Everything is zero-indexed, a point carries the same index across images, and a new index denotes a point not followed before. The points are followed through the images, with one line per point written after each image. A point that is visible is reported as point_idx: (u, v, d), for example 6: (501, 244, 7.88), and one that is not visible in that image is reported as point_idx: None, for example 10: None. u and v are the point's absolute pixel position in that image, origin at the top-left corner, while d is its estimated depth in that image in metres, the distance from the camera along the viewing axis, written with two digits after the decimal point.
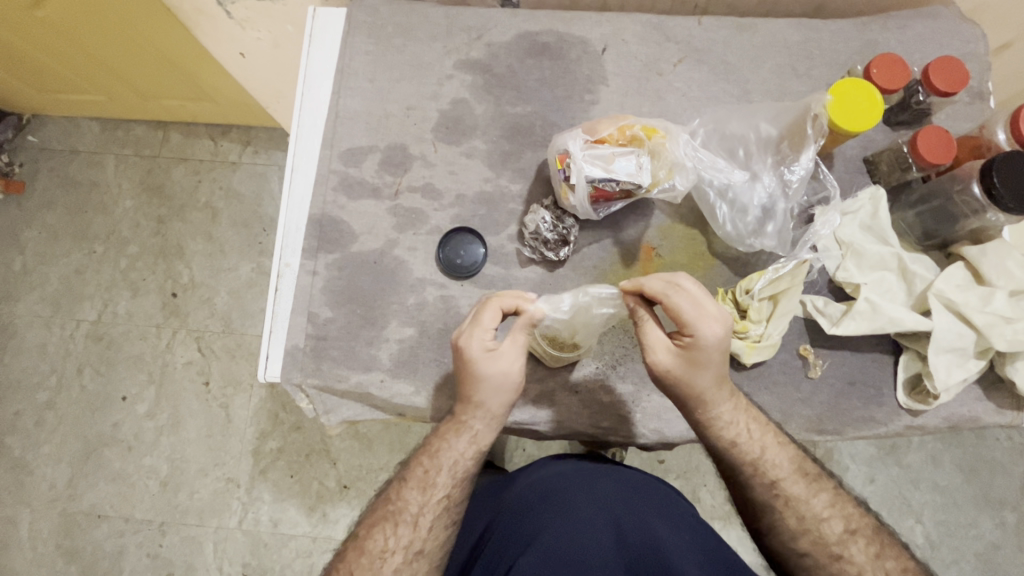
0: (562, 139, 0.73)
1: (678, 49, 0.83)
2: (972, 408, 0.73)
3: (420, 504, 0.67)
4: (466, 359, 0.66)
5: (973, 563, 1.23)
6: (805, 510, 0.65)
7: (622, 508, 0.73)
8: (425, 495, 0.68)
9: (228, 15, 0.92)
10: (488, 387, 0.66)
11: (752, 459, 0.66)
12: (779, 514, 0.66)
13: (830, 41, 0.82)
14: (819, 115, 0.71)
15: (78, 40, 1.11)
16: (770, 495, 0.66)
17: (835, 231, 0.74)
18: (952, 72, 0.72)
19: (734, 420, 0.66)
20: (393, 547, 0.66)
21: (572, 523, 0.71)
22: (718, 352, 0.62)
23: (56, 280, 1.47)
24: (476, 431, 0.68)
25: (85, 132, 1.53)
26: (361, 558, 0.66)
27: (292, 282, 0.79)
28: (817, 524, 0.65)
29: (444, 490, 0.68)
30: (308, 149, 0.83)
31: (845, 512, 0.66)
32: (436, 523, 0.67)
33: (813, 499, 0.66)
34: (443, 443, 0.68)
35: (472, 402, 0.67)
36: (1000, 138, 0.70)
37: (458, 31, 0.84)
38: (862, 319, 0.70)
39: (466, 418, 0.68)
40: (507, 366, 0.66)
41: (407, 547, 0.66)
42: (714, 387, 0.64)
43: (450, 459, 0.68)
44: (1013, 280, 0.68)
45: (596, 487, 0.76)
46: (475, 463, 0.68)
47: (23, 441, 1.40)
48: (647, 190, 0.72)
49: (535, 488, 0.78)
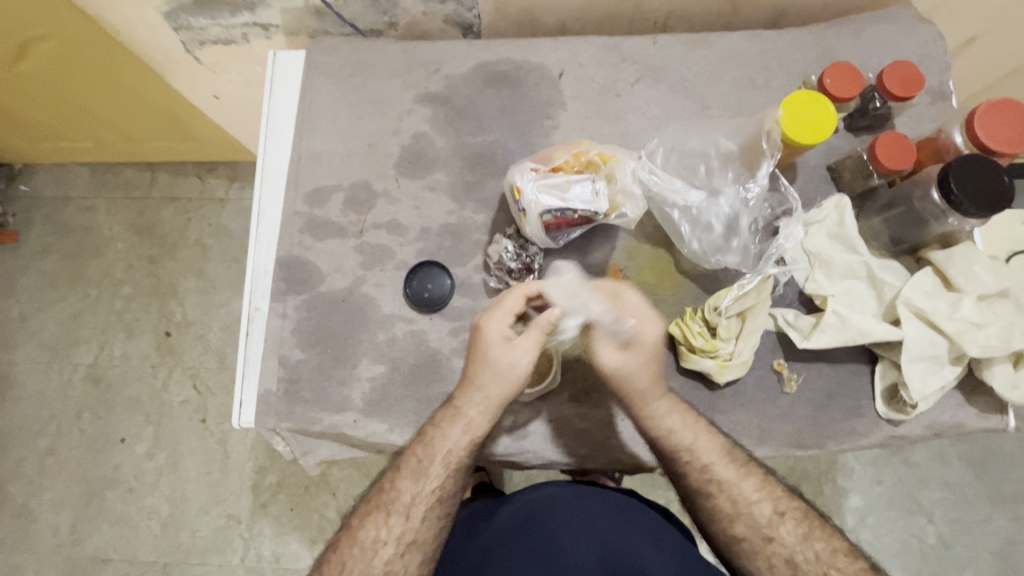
0: (515, 171, 0.72)
1: (634, 69, 0.83)
2: (954, 415, 0.71)
3: (413, 495, 0.67)
4: (483, 338, 0.67)
5: (990, 561, 1.21)
6: (738, 494, 0.67)
7: (607, 530, 0.73)
8: (419, 484, 0.67)
9: (198, 60, 0.99)
10: (489, 371, 0.66)
11: (687, 446, 0.68)
12: (715, 499, 0.68)
13: (786, 50, 0.82)
14: (773, 130, 0.71)
15: (60, 91, 1.14)
16: (704, 482, 0.68)
17: (802, 243, 0.73)
18: (907, 75, 0.71)
19: (671, 411, 0.69)
20: (385, 538, 0.66)
21: (556, 550, 0.72)
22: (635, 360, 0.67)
23: (53, 326, 1.49)
24: (470, 419, 0.67)
25: (75, 178, 1.55)
26: (354, 547, 0.66)
27: (262, 326, 0.79)
28: (749, 507, 0.67)
29: (437, 480, 0.67)
30: (273, 192, 0.84)
31: (775, 495, 0.68)
32: (428, 515, 0.67)
33: (743, 483, 0.67)
34: (437, 432, 0.68)
35: (473, 384, 0.67)
36: (958, 140, 0.68)
37: (417, 65, 0.84)
38: (831, 332, 0.69)
39: (463, 405, 0.68)
40: (517, 358, 0.66)
41: (399, 538, 0.66)
42: (647, 385, 0.68)
43: (443, 449, 0.67)
44: (981, 284, 0.67)
45: (579, 510, 0.75)
46: (469, 454, 0.68)
47: (26, 489, 1.41)
48: (603, 215, 0.71)
49: (518, 510, 0.75)
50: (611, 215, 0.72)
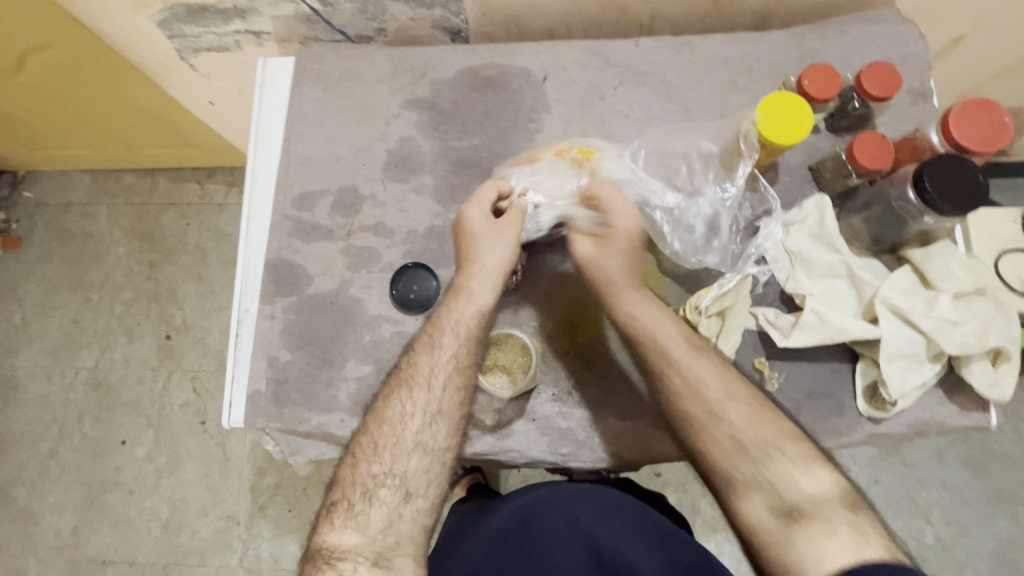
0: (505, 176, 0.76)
1: (617, 72, 0.84)
2: (935, 413, 0.72)
3: (431, 367, 0.70)
4: (469, 226, 0.73)
5: (989, 562, 1.20)
6: (751, 434, 0.64)
7: (597, 523, 0.72)
8: (434, 357, 0.70)
9: (192, 67, 1.01)
10: (483, 243, 0.72)
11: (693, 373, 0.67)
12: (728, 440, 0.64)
13: (767, 52, 0.83)
14: (749, 131, 0.72)
15: (58, 99, 1.16)
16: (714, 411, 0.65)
17: (782, 242, 0.74)
18: (884, 76, 0.72)
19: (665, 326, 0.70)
20: (412, 410, 0.69)
21: (549, 548, 0.70)
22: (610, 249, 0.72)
23: (55, 330, 1.51)
24: (475, 291, 0.71)
25: (77, 184, 1.58)
26: (382, 426, 0.68)
27: (251, 328, 0.81)
28: (765, 452, 0.63)
29: (450, 350, 0.70)
30: (263, 196, 0.85)
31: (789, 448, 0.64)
32: (448, 383, 0.69)
33: (755, 426, 0.65)
34: (445, 308, 0.71)
35: (470, 260, 0.72)
36: (934, 139, 0.68)
37: (403, 71, 0.86)
38: (811, 330, 0.70)
39: (467, 281, 0.71)
40: (501, 228, 0.72)
41: (425, 409, 0.69)
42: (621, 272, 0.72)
43: (452, 320, 0.70)
44: (957, 282, 0.67)
45: (571, 506, 0.74)
46: (478, 322, 0.70)
47: (29, 491, 1.42)
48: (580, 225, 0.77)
49: (511, 510, 0.76)
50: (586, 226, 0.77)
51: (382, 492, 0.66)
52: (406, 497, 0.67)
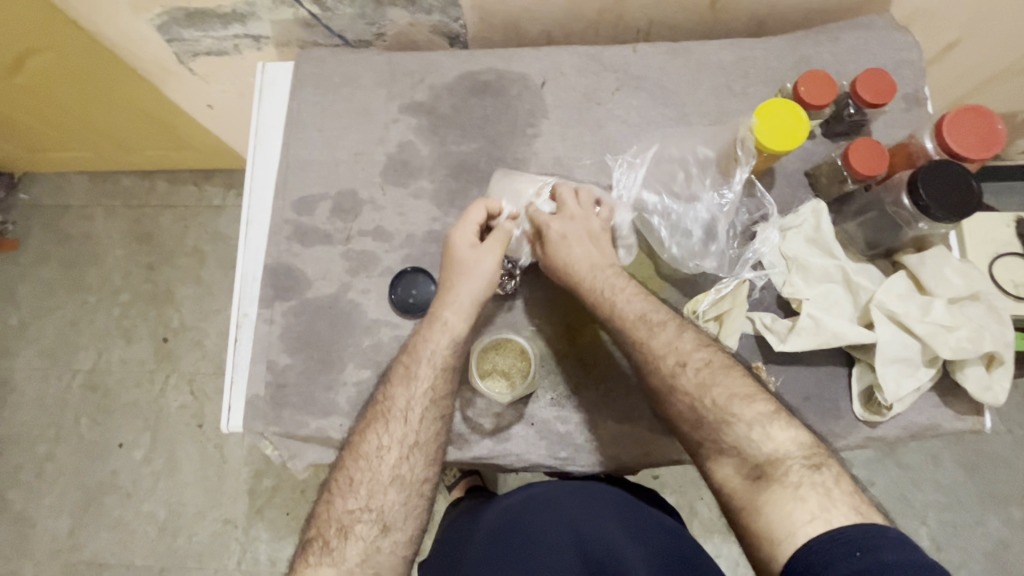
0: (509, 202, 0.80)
1: (614, 78, 0.84)
2: (930, 416, 0.72)
3: (407, 400, 0.70)
4: (453, 252, 0.74)
5: (984, 563, 1.20)
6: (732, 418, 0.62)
7: (583, 521, 0.71)
8: (410, 389, 0.70)
9: (191, 71, 1.02)
10: (461, 273, 0.73)
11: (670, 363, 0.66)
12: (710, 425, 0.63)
13: (763, 58, 0.84)
14: (746, 138, 0.72)
15: (56, 102, 1.16)
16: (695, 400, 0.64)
17: (779, 247, 0.74)
18: (879, 83, 0.72)
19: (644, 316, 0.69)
20: (388, 444, 0.69)
21: (535, 548, 0.69)
22: (563, 234, 0.74)
23: (52, 333, 1.50)
24: (450, 322, 0.72)
25: (74, 187, 1.58)
26: (359, 461, 0.69)
27: (250, 331, 0.81)
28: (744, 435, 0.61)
29: (426, 381, 0.70)
30: (262, 200, 0.85)
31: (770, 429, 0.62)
32: (424, 415, 0.69)
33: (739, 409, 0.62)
34: (420, 339, 0.72)
35: (448, 289, 0.73)
36: (928, 146, 0.69)
37: (402, 76, 0.86)
38: (807, 334, 0.70)
39: (443, 312, 0.72)
40: (480, 258, 0.73)
41: (401, 442, 0.69)
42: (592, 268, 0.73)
43: (427, 350, 0.71)
44: (951, 287, 0.68)
45: (560, 505, 0.73)
46: (454, 353, 0.71)
47: (25, 494, 1.42)
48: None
49: (504, 512, 0.76)
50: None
51: (359, 527, 0.66)
52: (382, 530, 0.67)
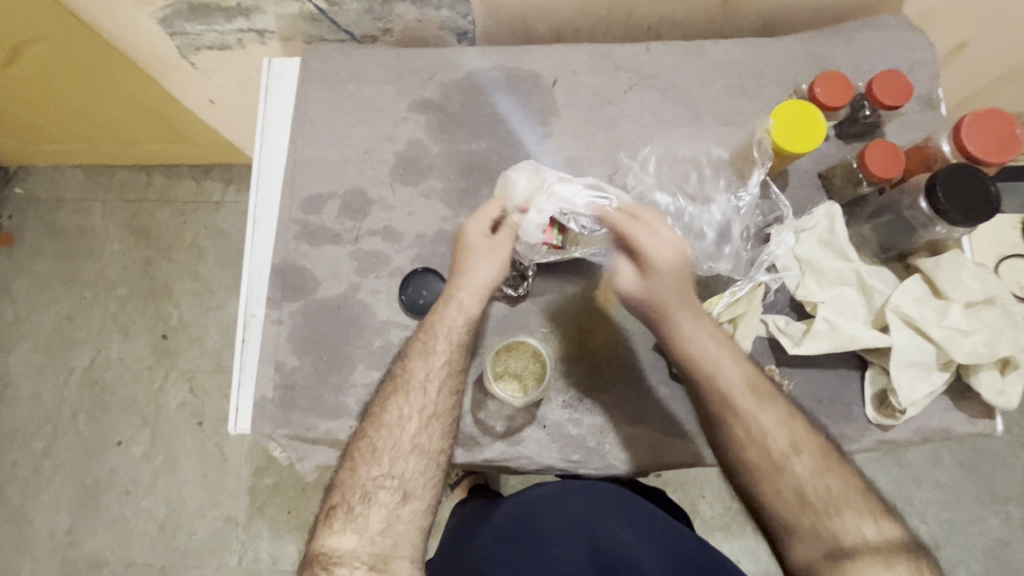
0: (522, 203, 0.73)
1: (626, 77, 0.83)
2: (942, 420, 0.72)
3: (425, 372, 0.70)
4: (466, 240, 0.72)
5: (982, 562, 1.22)
6: (755, 425, 0.65)
7: (589, 519, 0.71)
8: (428, 362, 0.70)
9: (193, 65, 1.00)
10: (473, 260, 0.71)
11: (709, 372, 0.67)
12: (729, 425, 0.66)
13: (777, 58, 0.83)
14: (763, 140, 0.72)
15: (53, 94, 1.13)
16: (722, 407, 0.66)
17: (793, 249, 0.74)
18: (895, 84, 0.72)
19: (699, 341, 0.67)
20: (408, 414, 0.69)
21: (544, 550, 0.70)
22: (666, 271, 0.68)
23: (48, 328, 1.49)
24: (464, 301, 0.71)
25: (70, 180, 1.55)
26: (380, 430, 0.69)
27: (258, 331, 0.80)
28: (765, 439, 0.65)
29: (443, 356, 0.70)
30: (269, 198, 0.84)
31: (791, 428, 0.65)
32: (444, 387, 0.70)
33: (762, 416, 0.65)
34: (436, 315, 0.71)
35: (461, 273, 0.72)
36: (945, 148, 0.69)
37: (411, 73, 0.85)
38: (822, 338, 0.70)
39: (458, 291, 0.71)
40: (497, 247, 0.72)
41: (421, 412, 0.69)
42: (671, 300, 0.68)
43: (444, 327, 0.70)
44: (967, 291, 0.68)
45: (567, 506, 0.72)
46: (469, 330, 0.71)
47: (22, 491, 1.40)
48: (579, 247, 0.74)
49: (511, 512, 0.75)
50: (590, 247, 0.74)
51: (382, 493, 0.67)
52: (403, 498, 0.68)
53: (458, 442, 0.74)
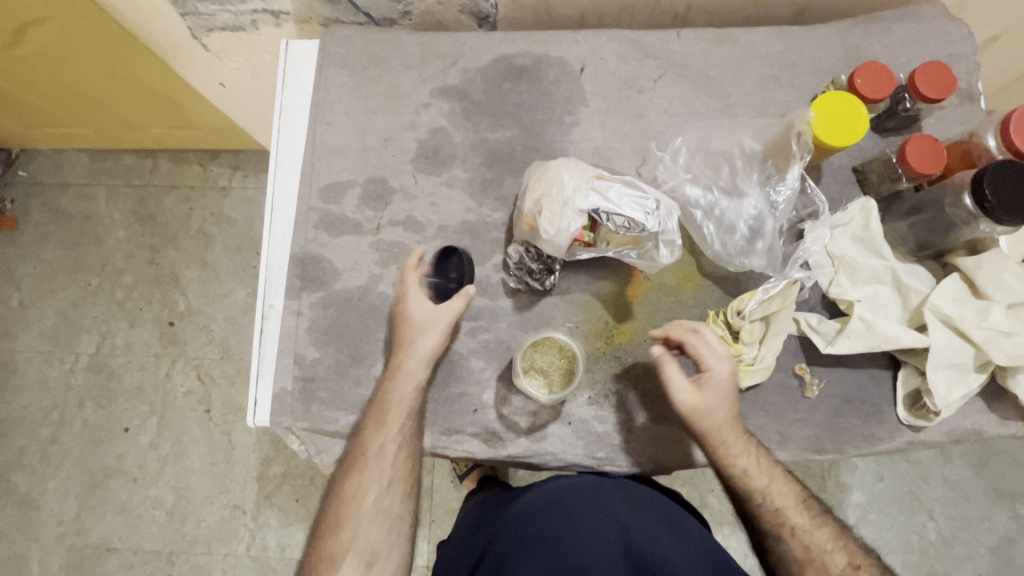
0: (558, 205, 0.69)
1: (657, 65, 0.81)
2: (974, 421, 0.71)
3: (382, 445, 0.69)
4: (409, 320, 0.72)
5: (989, 558, 1.21)
6: (811, 541, 0.64)
7: (628, 515, 0.68)
8: (385, 435, 0.69)
9: (205, 46, 0.97)
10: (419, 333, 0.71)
11: (761, 490, 0.66)
12: (786, 544, 0.64)
13: (812, 48, 0.80)
14: (803, 132, 0.70)
15: (60, 76, 1.10)
16: (775, 523, 0.65)
17: (827, 246, 0.72)
18: (939, 77, 0.70)
19: (750, 456, 0.66)
20: (368, 482, 0.69)
21: (570, 531, 0.66)
22: (727, 392, 0.67)
23: (54, 315, 1.47)
24: (412, 374, 0.70)
25: (74, 164, 1.52)
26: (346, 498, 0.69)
27: (277, 322, 0.78)
28: (822, 556, 0.63)
29: (398, 426, 0.69)
30: (287, 185, 0.82)
31: (850, 548, 0.64)
32: (399, 455, 0.69)
33: (817, 532, 0.64)
34: (384, 390, 0.70)
35: (405, 346, 0.71)
36: (990, 144, 0.67)
37: (433, 58, 0.82)
38: (856, 337, 0.68)
39: (405, 364, 0.70)
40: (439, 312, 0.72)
41: (380, 480, 0.69)
42: (728, 421, 0.67)
43: (393, 401, 0.70)
44: (1010, 292, 0.66)
45: (602, 495, 0.70)
46: (419, 397, 0.70)
47: (29, 477, 1.40)
48: (610, 246, 0.72)
49: (539, 496, 0.72)
50: (622, 247, 0.72)
51: (347, 557, 0.66)
52: (367, 562, 0.67)
53: (481, 437, 0.73)
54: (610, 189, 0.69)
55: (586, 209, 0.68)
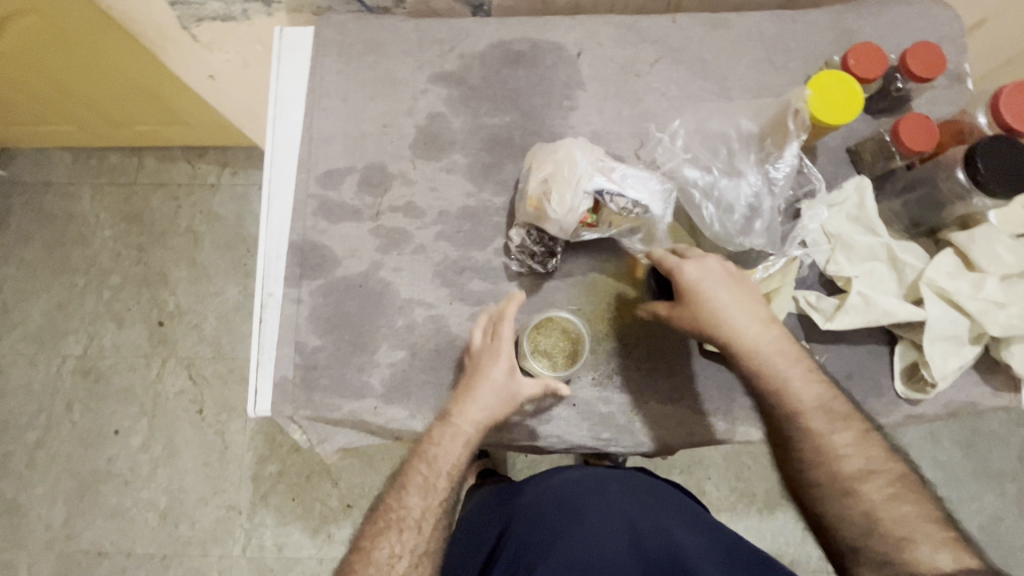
0: (564, 186, 0.69)
1: (653, 49, 0.81)
2: (970, 394, 0.73)
3: (447, 471, 0.66)
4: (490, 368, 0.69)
5: (980, 538, 1.24)
6: (825, 446, 0.62)
7: (634, 511, 0.70)
8: (446, 462, 0.66)
9: (194, 38, 0.94)
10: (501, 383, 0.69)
11: (778, 387, 0.64)
12: (801, 446, 0.63)
13: (805, 32, 0.82)
14: (800, 109, 0.71)
15: (44, 70, 1.08)
16: (792, 428, 0.64)
17: (823, 225, 0.74)
18: (930, 55, 0.71)
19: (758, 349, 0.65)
20: (426, 507, 0.65)
21: (578, 529, 0.68)
22: (717, 288, 0.67)
23: (39, 317, 1.44)
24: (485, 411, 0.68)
25: (57, 163, 1.49)
26: (397, 513, 0.65)
27: (276, 312, 0.77)
28: (835, 460, 0.62)
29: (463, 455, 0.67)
30: (283, 174, 0.81)
31: (868, 451, 0.62)
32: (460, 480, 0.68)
33: (835, 436, 0.63)
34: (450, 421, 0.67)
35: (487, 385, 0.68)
36: (980, 121, 0.70)
37: (430, 44, 0.82)
38: (856, 313, 0.70)
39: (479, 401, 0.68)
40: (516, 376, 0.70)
41: (440, 505, 0.66)
42: (725, 317, 0.66)
43: (457, 430, 0.67)
44: (1004, 264, 0.68)
45: (605, 491, 0.72)
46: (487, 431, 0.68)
47: (16, 483, 1.37)
48: (613, 227, 0.72)
49: (544, 494, 0.74)
50: (625, 229, 0.72)
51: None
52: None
53: None
54: (615, 172, 0.70)
55: (592, 191, 0.69)
